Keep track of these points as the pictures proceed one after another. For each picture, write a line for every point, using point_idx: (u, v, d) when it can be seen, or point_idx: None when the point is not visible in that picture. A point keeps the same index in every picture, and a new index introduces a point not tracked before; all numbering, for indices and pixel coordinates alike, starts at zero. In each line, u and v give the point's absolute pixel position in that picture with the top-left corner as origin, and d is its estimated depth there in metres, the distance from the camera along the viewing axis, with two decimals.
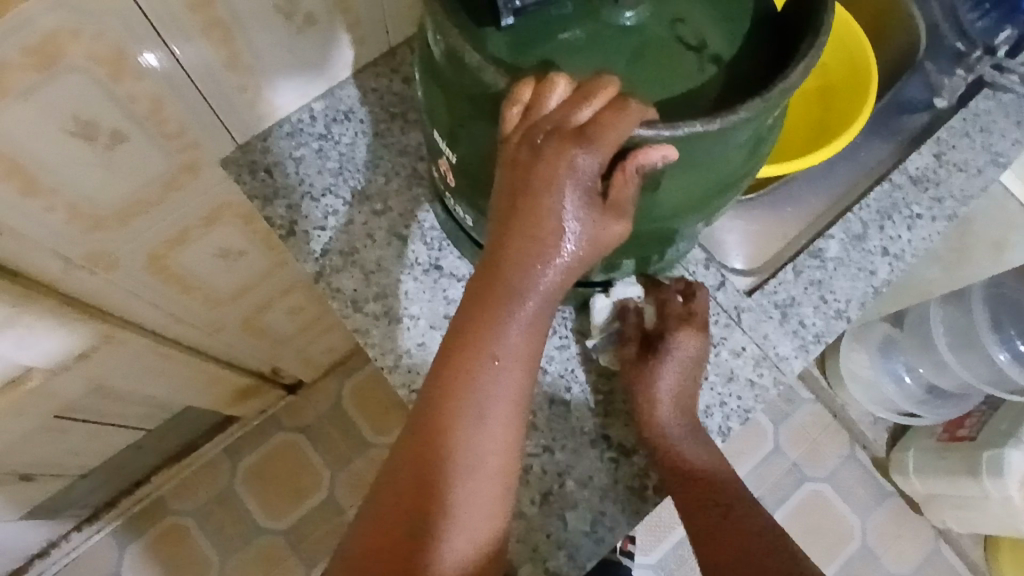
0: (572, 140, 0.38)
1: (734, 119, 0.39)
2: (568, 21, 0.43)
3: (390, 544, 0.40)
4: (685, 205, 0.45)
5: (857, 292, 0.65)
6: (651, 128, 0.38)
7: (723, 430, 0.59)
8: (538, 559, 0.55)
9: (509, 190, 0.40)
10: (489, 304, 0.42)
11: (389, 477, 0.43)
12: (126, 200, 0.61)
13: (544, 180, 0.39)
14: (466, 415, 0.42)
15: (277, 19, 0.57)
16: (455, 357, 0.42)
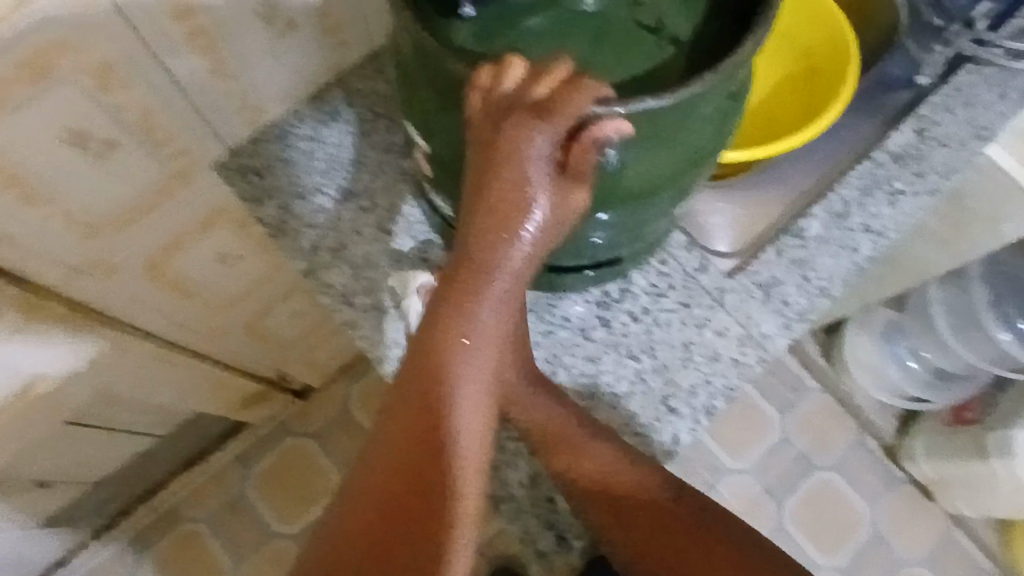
0: (529, 118, 0.40)
1: (686, 94, 0.40)
2: (531, 10, 0.45)
3: (379, 521, 0.42)
4: (651, 181, 0.46)
5: (839, 269, 0.65)
6: (605, 105, 0.40)
7: (708, 410, 0.60)
8: (528, 540, 0.57)
9: (474, 173, 0.42)
10: (459, 289, 0.43)
11: (373, 460, 0.44)
12: (125, 209, 0.64)
13: (505, 155, 0.40)
14: (441, 399, 0.43)
15: (259, 26, 0.59)
16: (428, 340, 0.43)
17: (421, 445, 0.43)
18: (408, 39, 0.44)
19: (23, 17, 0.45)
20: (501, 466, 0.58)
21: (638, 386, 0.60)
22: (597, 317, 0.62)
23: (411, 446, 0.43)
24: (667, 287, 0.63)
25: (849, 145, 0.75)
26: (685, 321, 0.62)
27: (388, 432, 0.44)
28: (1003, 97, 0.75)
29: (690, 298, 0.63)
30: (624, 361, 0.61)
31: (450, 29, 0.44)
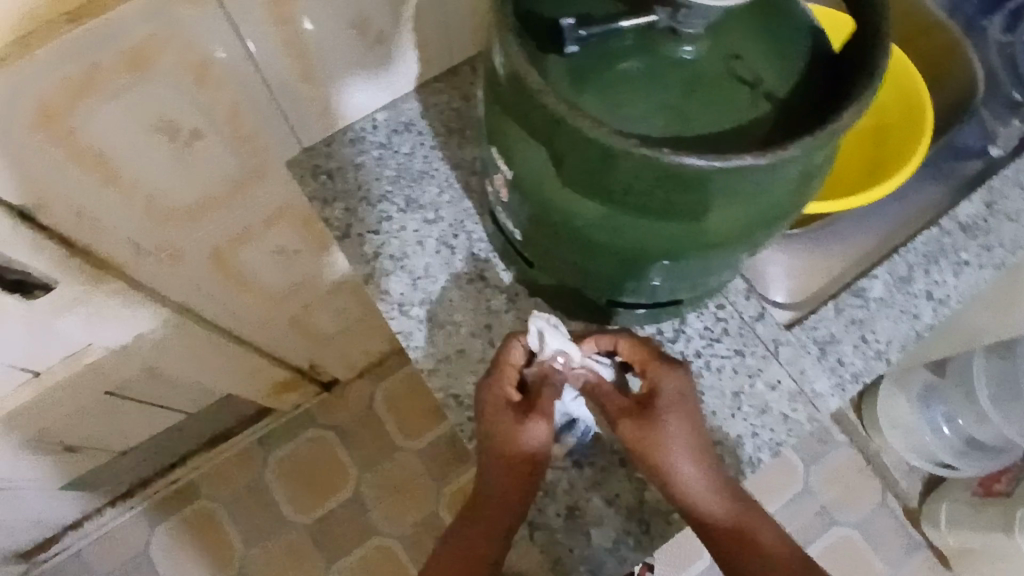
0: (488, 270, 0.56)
1: (783, 155, 0.40)
2: (629, 52, 0.44)
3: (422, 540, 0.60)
4: (733, 232, 0.46)
5: (898, 334, 0.65)
6: (701, 157, 0.40)
7: (753, 461, 0.59)
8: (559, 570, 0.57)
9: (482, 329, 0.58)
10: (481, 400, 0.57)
11: None
12: (198, 198, 0.65)
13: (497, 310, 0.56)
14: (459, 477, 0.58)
15: (351, 35, 0.60)
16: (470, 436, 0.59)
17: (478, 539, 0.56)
18: (506, 67, 0.43)
19: (132, 8, 0.46)
20: (541, 493, 0.58)
21: None
22: None
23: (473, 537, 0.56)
24: (723, 333, 0.62)
25: (915, 209, 0.74)
26: (737, 369, 0.61)
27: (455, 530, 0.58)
28: None
29: (745, 347, 0.62)
30: None
31: (546, 63, 0.44)
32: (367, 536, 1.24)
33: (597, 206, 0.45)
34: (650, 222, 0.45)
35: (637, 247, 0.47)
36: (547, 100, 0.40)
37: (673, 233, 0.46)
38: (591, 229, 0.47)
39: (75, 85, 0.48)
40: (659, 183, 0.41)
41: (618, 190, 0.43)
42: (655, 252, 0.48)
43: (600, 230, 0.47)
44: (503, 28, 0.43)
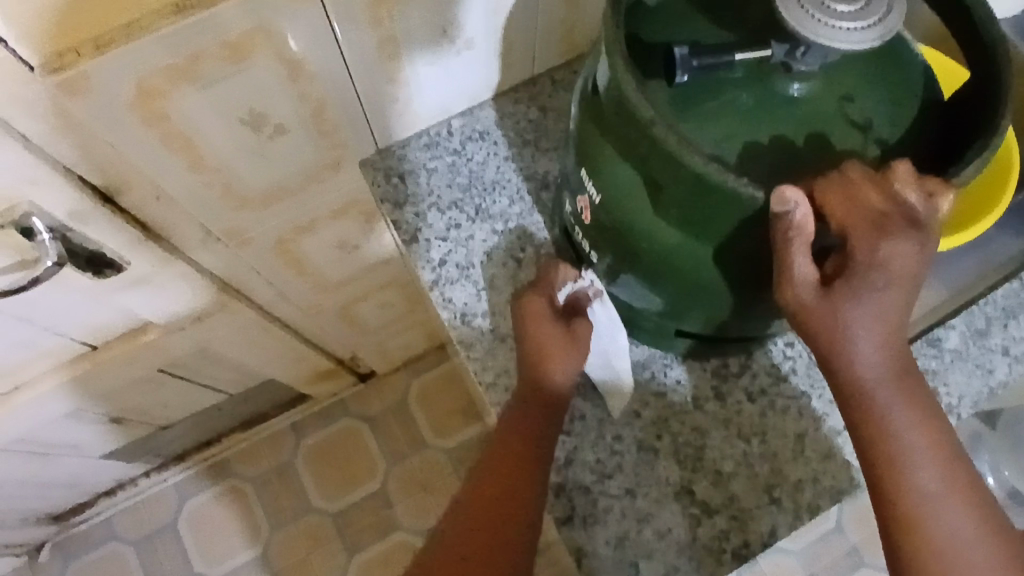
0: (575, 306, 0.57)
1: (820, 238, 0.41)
2: (739, 85, 0.43)
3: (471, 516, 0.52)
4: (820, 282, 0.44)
5: (971, 390, 0.62)
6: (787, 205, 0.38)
7: (812, 507, 0.58)
8: None
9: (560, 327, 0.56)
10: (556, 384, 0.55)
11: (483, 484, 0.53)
12: (272, 187, 0.65)
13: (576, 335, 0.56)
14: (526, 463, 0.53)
15: (441, 38, 0.60)
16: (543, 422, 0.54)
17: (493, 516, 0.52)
18: (612, 90, 0.43)
19: (230, 6, 0.46)
20: (590, 519, 0.57)
21: (743, 468, 0.58)
22: (711, 389, 0.61)
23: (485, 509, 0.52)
24: (790, 372, 0.61)
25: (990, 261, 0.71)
26: (802, 411, 0.60)
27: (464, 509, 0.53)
28: None
29: (813, 388, 0.60)
30: (732, 440, 0.59)
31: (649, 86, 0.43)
32: (391, 530, 1.25)
33: (686, 237, 0.44)
34: (739, 257, 0.44)
35: (719, 281, 0.46)
36: (654, 128, 0.40)
37: (762, 266, 0.45)
38: (674, 258, 0.46)
39: (176, 71, 0.49)
40: (750, 219, 0.41)
41: (709, 220, 0.42)
42: (738, 285, 0.46)
43: (673, 244, 0.45)
44: (613, 48, 0.42)
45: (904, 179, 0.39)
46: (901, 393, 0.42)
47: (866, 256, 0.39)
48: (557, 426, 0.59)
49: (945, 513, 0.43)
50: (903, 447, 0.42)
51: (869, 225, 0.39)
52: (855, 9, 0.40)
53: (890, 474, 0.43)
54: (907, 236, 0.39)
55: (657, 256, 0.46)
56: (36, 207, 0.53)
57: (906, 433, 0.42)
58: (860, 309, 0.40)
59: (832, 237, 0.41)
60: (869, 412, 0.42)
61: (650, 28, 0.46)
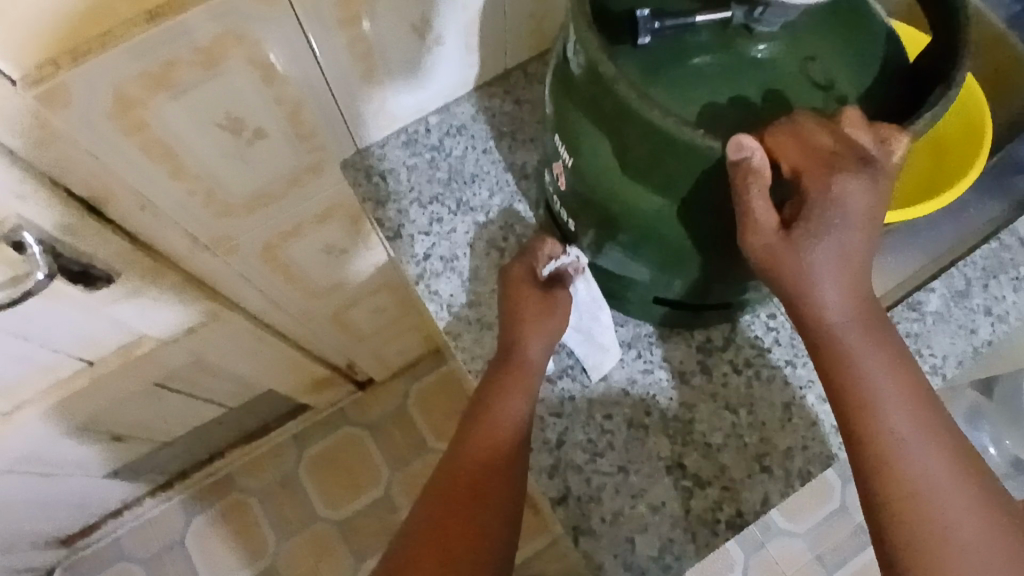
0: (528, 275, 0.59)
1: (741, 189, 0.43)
2: (703, 48, 0.44)
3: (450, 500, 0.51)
4: None
5: (955, 350, 0.62)
6: (743, 148, 0.39)
7: (803, 474, 0.58)
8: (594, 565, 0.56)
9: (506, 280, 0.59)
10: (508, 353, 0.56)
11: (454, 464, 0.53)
12: (256, 191, 0.67)
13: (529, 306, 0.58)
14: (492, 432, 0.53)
15: (412, 36, 0.61)
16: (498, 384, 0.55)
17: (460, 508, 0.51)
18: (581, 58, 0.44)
19: (200, 11, 0.47)
20: (586, 499, 0.58)
21: (732, 439, 0.59)
22: (697, 363, 0.62)
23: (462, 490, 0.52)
24: (773, 342, 0.62)
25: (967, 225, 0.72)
26: (789, 380, 0.61)
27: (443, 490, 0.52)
28: None
29: (796, 357, 0.61)
30: (720, 412, 0.60)
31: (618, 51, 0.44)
32: None
33: (657, 201, 0.45)
34: (711, 218, 0.45)
35: (690, 242, 0.47)
36: (620, 89, 0.41)
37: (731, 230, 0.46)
38: (648, 221, 0.47)
39: (153, 77, 0.50)
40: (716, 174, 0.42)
41: (678, 179, 0.43)
42: (709, 246, 0.48)
43: (649, 205, 0.46)
44: (579, 20, 0.43)
45: (854, 122, 0.40)
46: (869, 339, 0.44)
47: (824, 208, 0.40)
48: (547, 409, 0.60)
49: (918, 456, 0.43)
50: (872, 392, 0.43)
51: (826, 179, 0.40)
52: None
53: (865, 419, 0.44)
54: (863, 191, 0.40)
55: (632, 221, 0.48)
56: (24, 220, 0.54)
57: (877, 380, 0.44)
58: (825, 261, 0.41)
59: (788, 186, 0.42)
60: (836, 357, 0.44)
61: None
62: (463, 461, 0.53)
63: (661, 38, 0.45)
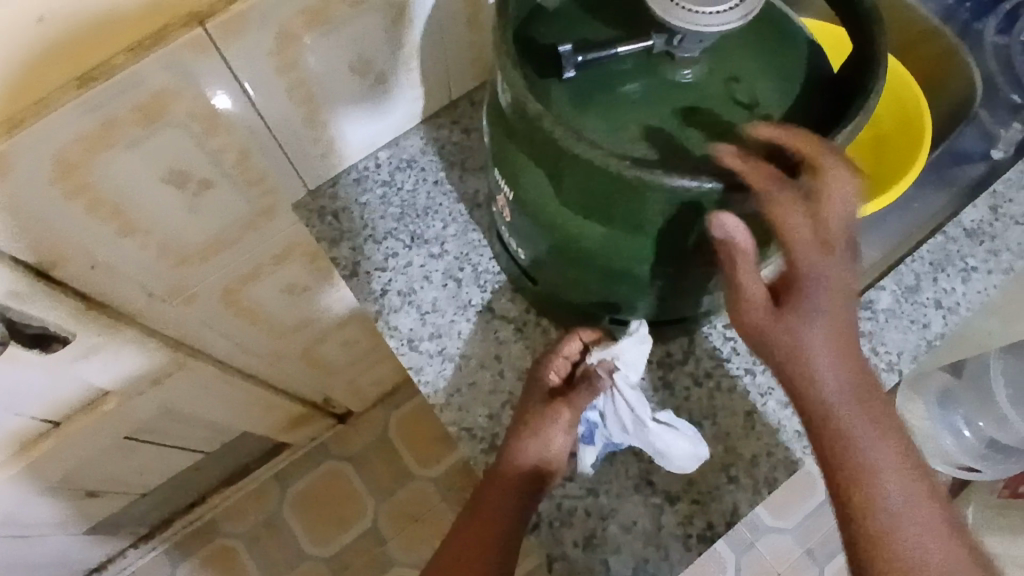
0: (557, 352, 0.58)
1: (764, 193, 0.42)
2: (630, 76, 0.45)
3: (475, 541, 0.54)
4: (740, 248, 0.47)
5: (908, 345, 0.63)
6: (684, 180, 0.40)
7: (770, 481, 0.59)
8: None
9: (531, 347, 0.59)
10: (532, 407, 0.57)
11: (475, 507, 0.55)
12: (209, 239, 0.66)
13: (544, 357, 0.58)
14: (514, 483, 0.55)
15: (352, 77, 0.62)
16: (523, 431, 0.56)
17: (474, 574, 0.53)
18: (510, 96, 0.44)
19: (132, 70, 0.47)
20: (558, 524, 0.58)
21: None
22: (659, 379, 0.62)
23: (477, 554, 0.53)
24: (732, 352, 0.63)
25: (916, 219, 0.73)
26: (749, 388, 0.61)
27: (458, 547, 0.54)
28: None
29: (754, 365, 0.62)
30: None
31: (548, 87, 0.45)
32: (389, 566, 1.24)
33: (595, 226, 0.46)
34: (648, 240, 0.45)
35: (633, 265, 0.48)
36: (549, 126, 0.42)
37: (671, 251, 0.46)
38: (594, 249, 0.48)
39: (91, 138, 0.50)
40: (653, 205, 0.43)
41: (614, 206, 0.44)
42: (651, 266, 0.48)
43: (593, 235, 0.47)
44: (505, 61, 0.44)
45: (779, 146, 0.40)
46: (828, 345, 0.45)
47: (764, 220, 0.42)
48: None
49: (879, 460, 0.44)
50: (832, 398, 0.45)
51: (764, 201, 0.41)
52: None
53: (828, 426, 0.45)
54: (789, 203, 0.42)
55: (579, 250, 0.48)
56: None
57: (835, 385, 0.45)
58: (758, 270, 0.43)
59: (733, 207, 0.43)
60: (800, 369, 0.45)
61: (545, 31, 0.48)
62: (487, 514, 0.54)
63: (588, 68, 0.46)
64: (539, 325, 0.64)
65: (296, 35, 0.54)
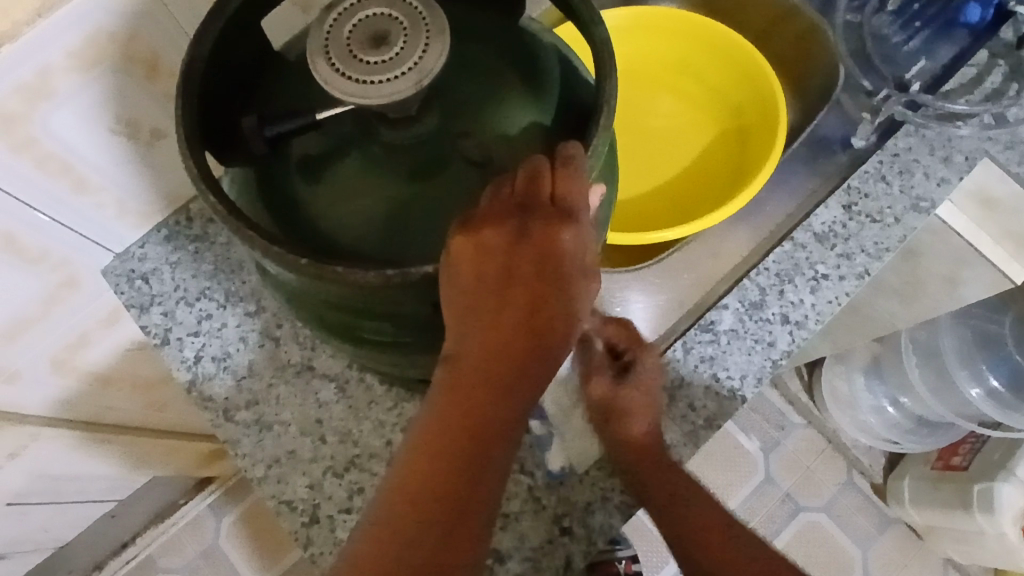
0: (552, 222, 0.36)
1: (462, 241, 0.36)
2: (343, 142, 0.39)
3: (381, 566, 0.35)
4: None
5: (752, 367, 0.59)
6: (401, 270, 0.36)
7: (605, 529, 0.56)
8: None
9: (517, 261, 0.37)
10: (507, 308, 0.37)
11: (407, 479, 0.37)
12: (12, 321, 0.62)
13: (537, 235, 0.37)
14: (454, 477, 0.37)
15: (121, 139, 0.55)
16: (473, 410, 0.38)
17: (471, 472, 0.37)
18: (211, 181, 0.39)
19: None
20: None
21: (530, 505, 0.56)
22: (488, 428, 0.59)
23: (466, 447, 0.37)
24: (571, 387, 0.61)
25: (771, 223, 0.68)
26: (583, 431, 0.58)
27: (419, 452, 0.38)
28: (947, 159, 0.65)
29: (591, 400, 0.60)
30: (515, 476, 0.57)
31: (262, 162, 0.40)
32: None
33: (341, 313, 0.42)
34: (392, 323, 0.42)
35: (391, 341, 0.44)
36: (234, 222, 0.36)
37: (408, 313, 0.41)
38: (353, 330, 0.43)
39: None
40: (377, 299, 0.39)
41: (345, 302, 0.40)
42: (417, 341, 0.44)
43: (334, 318, 0.43)
44: (183, 139, 0.37)
45: (507, 203, 0.36)
46: (547, 225, 0.36)
47: (526, 215, 0.36)
48: (335, 506, 0.57)
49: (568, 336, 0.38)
50: (551, 263, 0.37)
51: (517, 212, 0.36)
52: (386, 57, 0.34)
53: (545, 292, 0.37)
54: (548, 217, 0.36)
55: (341, 330, 0.44)
56: None
57: (540, 244, 0.37)
58: (514, 227, 0.36)
59: (483, 219, 0.36)
60: (532, 247, 0.37)
61: (265, 89, 0.42)
62: (413, 500, 0.37)
63: (295, 141, 0.40)
64: (362, 381, 0.60)
65: (18, 115, 0.47)
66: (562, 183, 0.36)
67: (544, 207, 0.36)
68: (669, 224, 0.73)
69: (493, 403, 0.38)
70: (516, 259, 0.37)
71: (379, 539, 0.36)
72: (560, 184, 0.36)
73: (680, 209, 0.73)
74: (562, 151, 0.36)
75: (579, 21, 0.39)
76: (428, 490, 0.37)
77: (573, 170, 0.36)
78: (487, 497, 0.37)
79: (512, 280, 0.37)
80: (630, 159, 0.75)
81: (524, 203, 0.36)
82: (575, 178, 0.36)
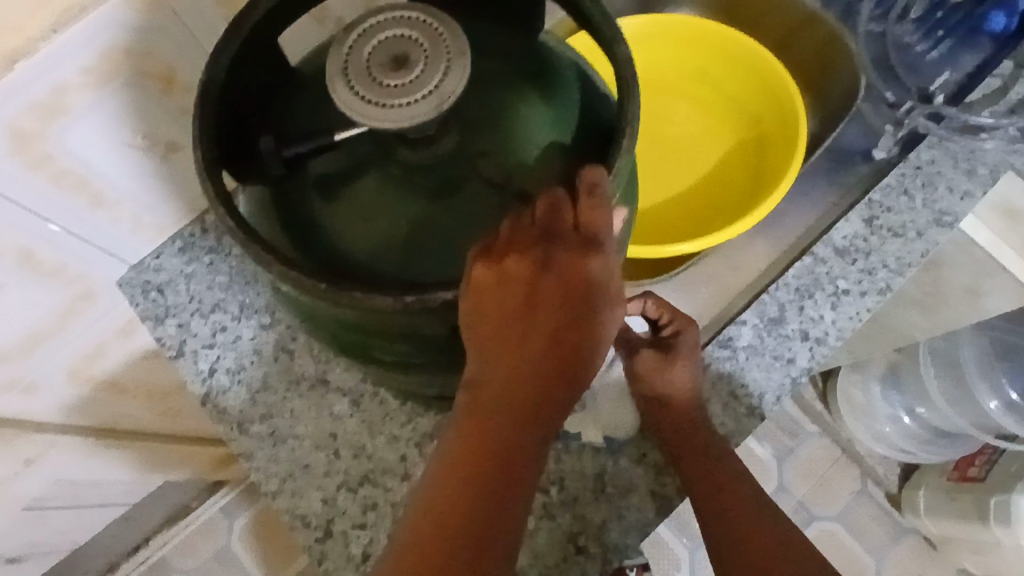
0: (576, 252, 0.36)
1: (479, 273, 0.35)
2: (361, 164, 0.38)
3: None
4: None
5: (771, 384, 0.58)
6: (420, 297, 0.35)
7: (619, 547, 0.55)
8: None
9: (541, 286, 0.36)
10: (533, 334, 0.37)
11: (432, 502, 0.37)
12: (28, 332, 0.62)
13: (561, 262, 0.36)
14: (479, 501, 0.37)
15: (136, 152, 0.55)
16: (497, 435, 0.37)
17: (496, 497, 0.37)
18: None
19: None
20: None
21: (545, 522, 0.56)
22: None
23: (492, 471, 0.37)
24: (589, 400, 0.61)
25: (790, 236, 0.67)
26: (597, 448, 0.58)
27: (444, 478, 0.37)
28: (970, 172, 0.63)
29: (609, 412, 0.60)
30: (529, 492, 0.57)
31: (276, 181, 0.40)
32: None
33: (357, 335, 0.41)
34: (409, 344, 0.41)
35: (408, 361, 0.43)
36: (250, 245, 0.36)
37: (426, 336, 0.40)
38: (369, 351, 0.43)
39: None
40: (395, 322, 0.38)
41: (360, 324, 0.40)
42: (434, 361, 0.43)
43: (349, 338, 0.42)
44: (201, 161, 0.37)
45: (527, 231, 0.36)
46: (573, 253, 0.36)
47: (548, 243, 0.36)
48: (349, 521, 0.57)
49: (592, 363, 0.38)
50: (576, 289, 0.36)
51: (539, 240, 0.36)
52: (404, 81, 0.34)
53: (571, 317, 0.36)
54: (570, 245, 0.36)
55: (357, 350, 0.44)
56: None
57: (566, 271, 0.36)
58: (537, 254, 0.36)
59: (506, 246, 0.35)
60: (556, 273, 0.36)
61: (284, 107, 0.42)
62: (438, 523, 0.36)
63: (312, 161, 0.39)
64: (377, 396, 0.60)
65: (34, 133, 0.47)
66: (588, 213, 0.35)
67: (569, 236, 0.36)
68: (685, 236, 0.72)
69: (519, 428, 0.37)
70: (540, 285, 0.36)
71: (405, 561, 0.36)
72: (584, 214, 0.35)
73: (697, 220, 0.72)
74: (584, 178, 0.35)
75: (600, 38, 0.38)
76: (454, 514, 0.36)
77: (599, 199, 0.35)
78: (513, 521, 0.37)
79: (534, 307, 0.36)
80: (647, 169, 0.74)
81: (548, 230, 0.36)
82: (600, 207, 0.35)
